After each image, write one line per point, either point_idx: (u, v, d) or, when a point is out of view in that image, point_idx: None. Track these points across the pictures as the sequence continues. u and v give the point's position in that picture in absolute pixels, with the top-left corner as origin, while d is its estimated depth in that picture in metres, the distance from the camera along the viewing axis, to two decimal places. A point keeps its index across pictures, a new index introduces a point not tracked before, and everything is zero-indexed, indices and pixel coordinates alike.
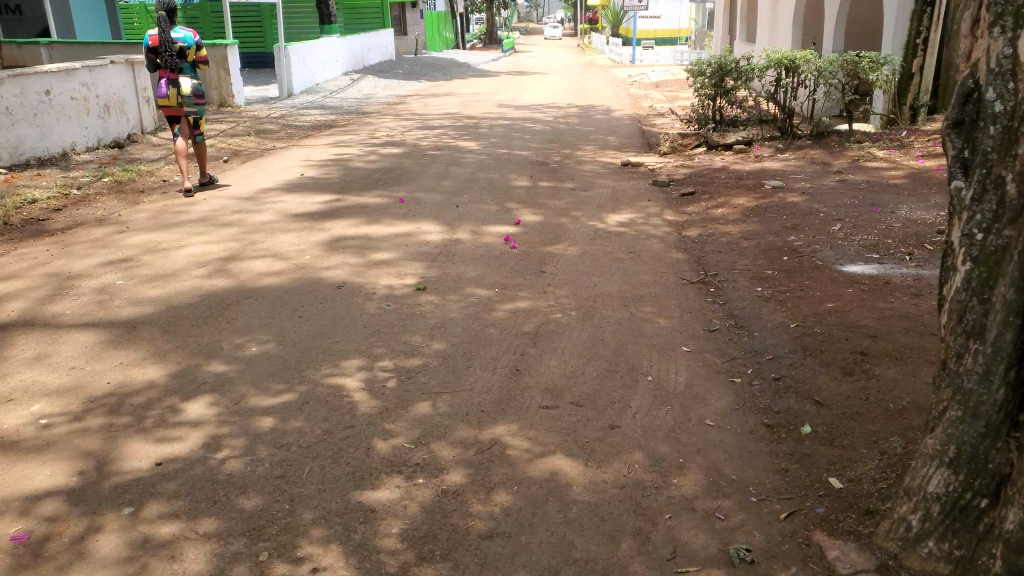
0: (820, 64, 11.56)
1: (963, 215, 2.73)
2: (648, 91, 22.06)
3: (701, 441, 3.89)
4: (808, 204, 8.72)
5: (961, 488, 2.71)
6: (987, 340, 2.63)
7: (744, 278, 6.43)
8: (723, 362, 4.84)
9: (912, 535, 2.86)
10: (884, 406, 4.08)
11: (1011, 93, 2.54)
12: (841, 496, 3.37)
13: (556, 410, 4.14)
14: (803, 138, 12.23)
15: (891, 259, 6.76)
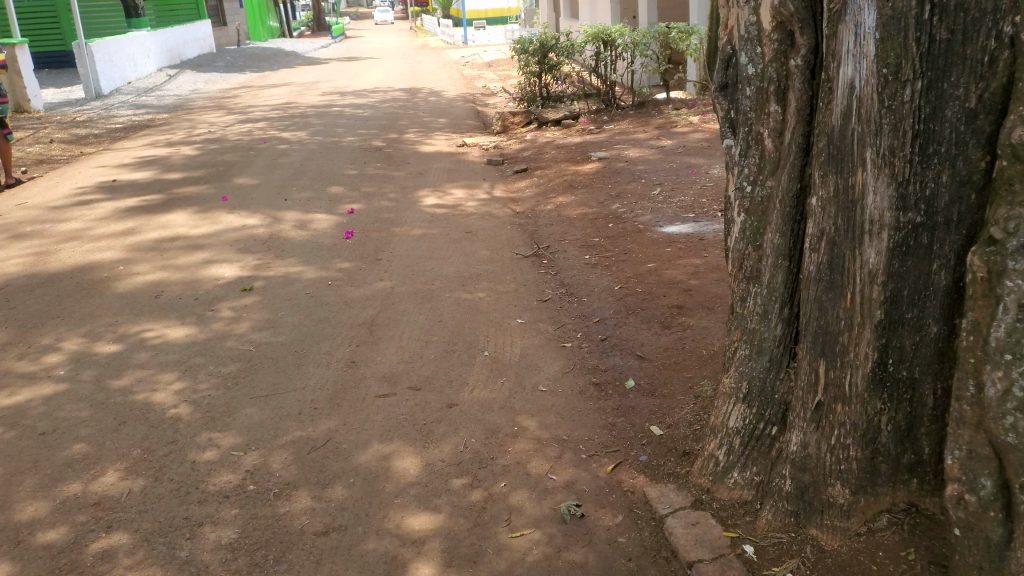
0: (635, 37, 12.02)
1: (734, 170, 2.96)
2: (482, 71, 22.22)
3: (534, 407, 4.03)
4: (631, 172, 9.14)
5: (755, 420, 2.95)
6: (762, 283, 2.87)
7: (574, 248, 6.67)
8: (554, 330, 5.01)
9: (720, 469, 3.09)
10: (697, 354, 4.39)
11: (759, 58, 2.74)
12: (661, 443, 3.60)
13: (392, 397, 4.14)
14: (625, 109, 12.75)
15: (705, 217, 7.21)
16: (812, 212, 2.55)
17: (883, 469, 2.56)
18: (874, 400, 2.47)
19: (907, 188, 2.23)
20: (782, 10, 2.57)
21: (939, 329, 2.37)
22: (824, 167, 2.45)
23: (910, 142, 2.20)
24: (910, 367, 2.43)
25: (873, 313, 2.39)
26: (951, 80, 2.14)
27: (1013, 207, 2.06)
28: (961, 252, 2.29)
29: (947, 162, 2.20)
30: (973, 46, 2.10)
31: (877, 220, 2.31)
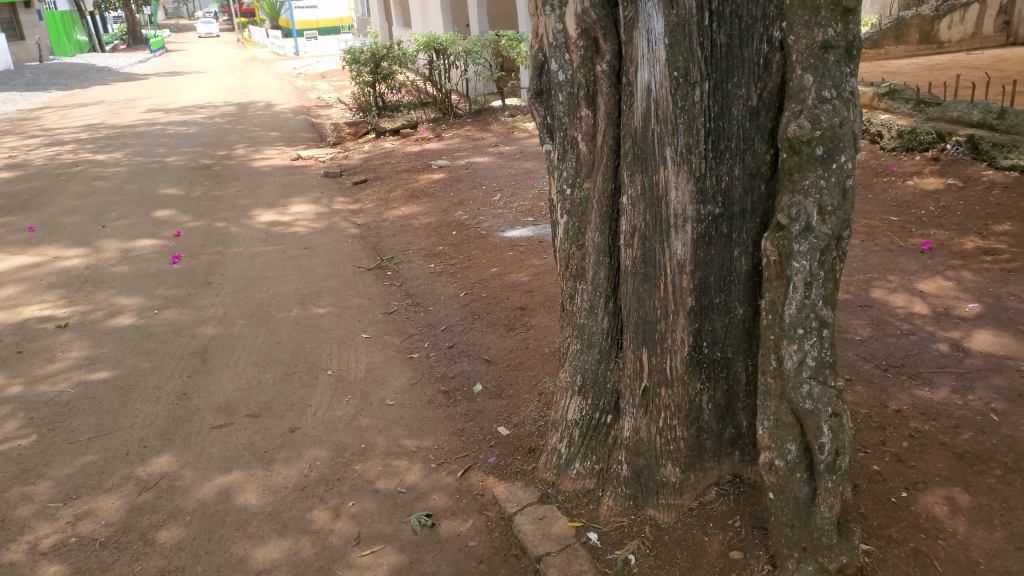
0: (466, 45, 12.11)
1: (554, 174, 3.02)
2: (316, 83, 21.66)
3: (382, 422, 3.97)
4: (471, 179, 9.23)
5: (591, 411, 3.05)
6: (588, 280, 2.97)
7: (418, 257, 6.64)
8: (401, 341, 4.97)
9: (563, 462, 3.16)
10: (541, 352, 4.51)
11: (568, 65, 2.80)
12: (508, 443, 3.64)
13: (229, 427, 3.95)
14: (463, 117, 12.87)
15: (544, 219, 7.41)
16: (625, 209, 2.64)
17: (708, 445, 2.77)
18: (693, 381, 2.65)
19: (704, 182, 2.41)
20: (585, 18, 2.61)
21: (744, 311, 2.60)
22: (632, 167, 2.54)
23: (703, 139, 2.37)
24: (724, 348, 2.64)
25: (685, 301, 2.55)
26: (733, 82, 2.33)
27: (794, 195, 2.27)
28: (757, 239, 2.51)
29: (737, 156, 2.40)
30: (749, 50, 2.30)
31: (681, 214, 2.45)
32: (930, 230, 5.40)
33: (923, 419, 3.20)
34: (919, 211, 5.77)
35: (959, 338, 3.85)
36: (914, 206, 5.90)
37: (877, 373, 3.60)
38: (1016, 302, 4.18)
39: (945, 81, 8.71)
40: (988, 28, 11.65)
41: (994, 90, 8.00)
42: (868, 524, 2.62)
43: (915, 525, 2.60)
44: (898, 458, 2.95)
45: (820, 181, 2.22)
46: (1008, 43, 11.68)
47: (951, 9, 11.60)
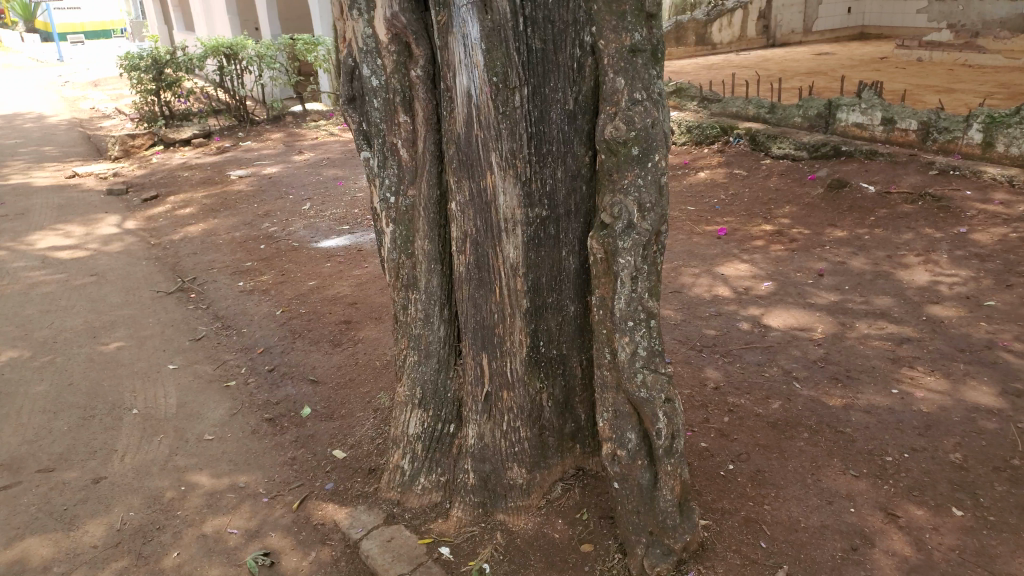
0: (259, 49, 11.55)
1: (375, 183, 2.89)
2: (87, 92, 19.65)
3: (203, 459, 3.65)
4: (275, 189, 8.79)
5: (433, 422, 2.99)
6: (421, 288, 2.89)
7: (225, 275, 6.21)
8: (214, 369, 4.60)
9: (407, 478, 3.05)
10: (371, 366, 4.37)
11: (381, 70, 2.66)
12: (346, 465, 3.46)
13: (17, 488, 3.46)
14: (261, 124, 12.26)
15: (359, 227, 7.21)
16: (453, 216, 2.58)
17: (551, 443, 2.81)
18: (533, 381, 2.67)
19: (530, 187, 2.42)
20: (396, 23, 2.50)
21: (576, 308, 2.66)
22: (457, 173, 2.49)
23: (526, 144, 2.38)
24: (559, 346, 2.69)
25: (520, 303, 2.56)
26: (550, 86, 2.35)
27: (615, 194, 2.34)
28: (582, 238, 2.58)
29: (559, 159, 2.45)
30: (563, 55, 2.33)
31: (510, 218, 2.45)
32: (723, 217, 5.88)
33: (738, 394, 3.45)
34: (712, 200, 6.27)
35: (759, 315, 4.21)
36: (706, 196, 6.39)
37: (693, 354, 3.84)
38: (801, 278, 4.65)
39: (721, 79, 9.54)
40: (751, 32, 12.94)
41: (763, 87, 8.87)
42: (703, 500, 2.78)
43: (743, 494, 2.80)
44: (722, 433, 3.17)
45: (638, 180, 2.31)
46: (768, 44, 13.05)
47: (720, 13, 12.51)
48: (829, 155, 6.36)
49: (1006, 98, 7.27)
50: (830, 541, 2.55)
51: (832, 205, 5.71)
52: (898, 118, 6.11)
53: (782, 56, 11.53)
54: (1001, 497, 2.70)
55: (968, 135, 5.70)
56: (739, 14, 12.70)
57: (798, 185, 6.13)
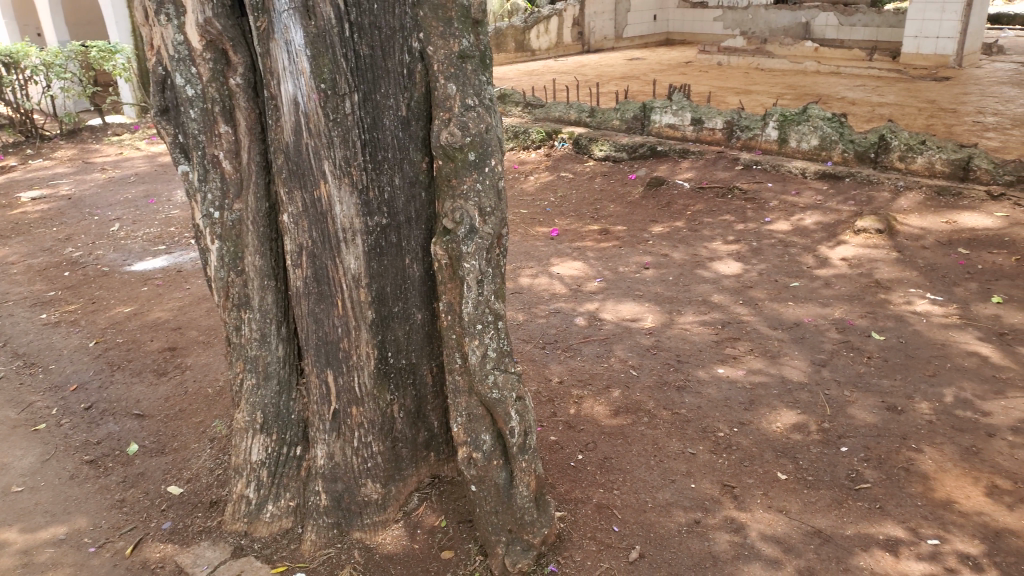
0: (46, 57, 10.48)
1: (196, 198, 2.69)
2: None
3: (13, 515, 3.26)
4: (77, 210, 8.02)
5: (278, 445, 2.84)
6: (254, 307, 2.73)
7: (23, 308, 5.59)
8: (19, 413, 4.12)
9: (253, 508, 2.87)
10: (203, 394, 4.10)
11: (196, 78, 2.49)
12: (183, 502, 3.21)
13: None
14: (54, 139, 11.14)
15: (178, 246, 6.75)
16: (286, 228, 2.47)
17: (404, 453, 2.77)
18: (383, 393, 2.63)
19: (367, 195, 2.39)
20: (210, 28, 2.36)
21: (422, 315, 2.65)
22: (288, 184, 2.39)
23: (360, 152, 2.33)
24: (408, 355, 2.66)
25: (365, 314, 2.51)
26: (381, 93, 2.32)
27: (455, 199, 2.37)
28: (424, 245, 2.57)
29: (395, 166, 2.42)
30: (392, 61, 2.31)
31: (348, 228, 2.40)
32: (554, 218, 6.08)
33: (582, 386, 3.58)
34: (542, 203, 6.46)
35: (595, 310, 4.39)
36: (537, 198, 6.58)
37: (537, 352, 3.94)
38: (630, 272, 4.91)
39: (542, 84, 9.85)
40: (567, 38, 13.47)
41: (582, 92, 9.27)
42: (557, 492, 2.85)
43: (594, 482, 2.90)
44: (569, 425, 3.27)
45: (478, 185, 2.36)
46: (584, 50, 13.65)
47: (537, 20, 12.92)
48: (646, 155, 6.77)
49: (793, 99, 8.08)
50: (676, 517, 2.71)
51: (653, 201, 6.07)
52: (705, 118, 6.61)
53: (597, 62, 12.09)
54: (816, 458, 3.00)
55: (765, 133, 6.27)
56: (555, 21, 13.18)
57: (621, 184, 6.47)
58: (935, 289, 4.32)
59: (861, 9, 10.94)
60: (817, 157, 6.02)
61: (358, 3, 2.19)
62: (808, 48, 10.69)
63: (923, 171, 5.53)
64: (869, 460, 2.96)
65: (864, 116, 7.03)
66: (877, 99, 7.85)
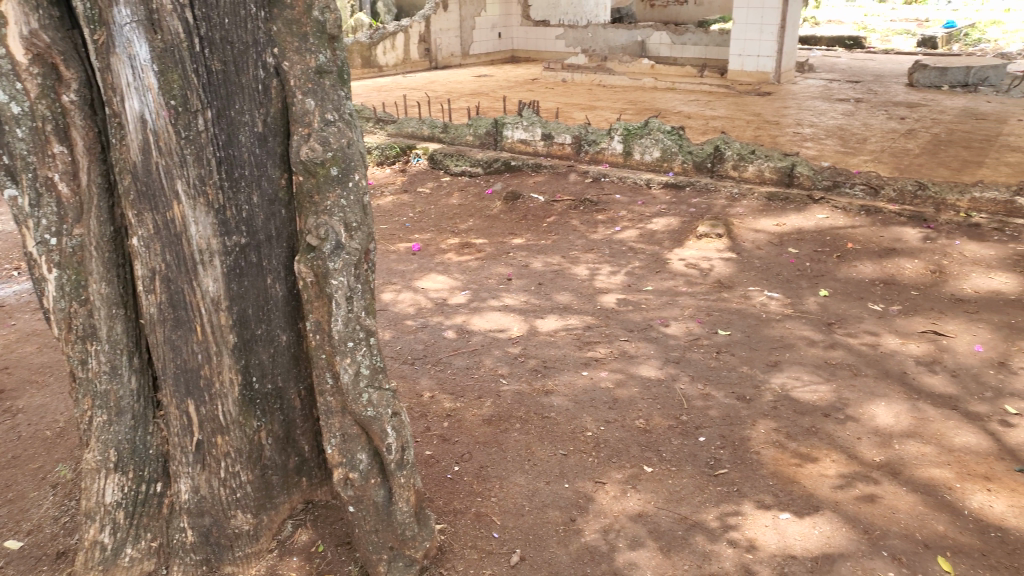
0: None
1: (26, 224, 2.46)
2: None
3: None
4: None
5: (136, 484, 2.63)
6: (102, 338, 2.53)
7: None
8: None
9: (110, 553, 2.64)
10: (41, 437, 3.76)
11: (22, 94, 2.28)
12: (26, 556, 2.92)
13: None
14: None
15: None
16: (136, 252, 2.33)
17: (275, 481, 2.67)
18: (250, 420, 2.53)
19: (224, 214, 2.31)
20: (37, 41, 2.20)
21: (288, 337, 2.58)
22: (136, 206, 2.26)
23: (215, 169, 2.25)
24: (273, 379, 2.58)
25: (227, 338, 2.42)
26: (236, 109, 2.25)
27: (319, 216, 2.36)
28: (287, 264, 2.50)
29: (253, 184, 2.35)
30: (246, 77, 2.25)
31: (206, 249, 2.30)
32: (414, 233, 6.08)
33: (453, 398, 3.61)
34: (401, 218, 6.44)
35: (461, 322, 4.43)
36: (395, 214, 6.55)
37: (406, 367, 3.92)
38: (492, 283, 5.00)
39: (392, 100, 9.84)
40: (415, 54, 13.52)
41: (434, 107, 9.34)
42: (436, 505, 2.85)
43: (471, 492, 2.93)
44: (444, 438, 3.28)
45: (342, 200, 2.37)
46: (432, 67, 13.76)
47: (383, 37, 12.90)
48: (500, 169, 6.92)
49: (635, 114, 8.53)
50: (552, 517, 2.78)
51: (510, 214, 6.20)
52: (554, 134, 6.85)
53: (447, 78, 12.20)
54: (678, 449, 3.18)
55: (611, 146, 6.59)
56: (401, 38, 13.20)
57: (478, 199, 6.57)
58: (771, 286, 4.70)
59: (690, 29, 11.75)
60: (660, 168, 6.39)
61: (208, 18, 2.13)
62: (645, 65, 11.33)
63: (754, 178, 6.01)
64: (724, 447, 3.17)
65: (700, 129, 7.54)
66: (710, 112, 8.44)
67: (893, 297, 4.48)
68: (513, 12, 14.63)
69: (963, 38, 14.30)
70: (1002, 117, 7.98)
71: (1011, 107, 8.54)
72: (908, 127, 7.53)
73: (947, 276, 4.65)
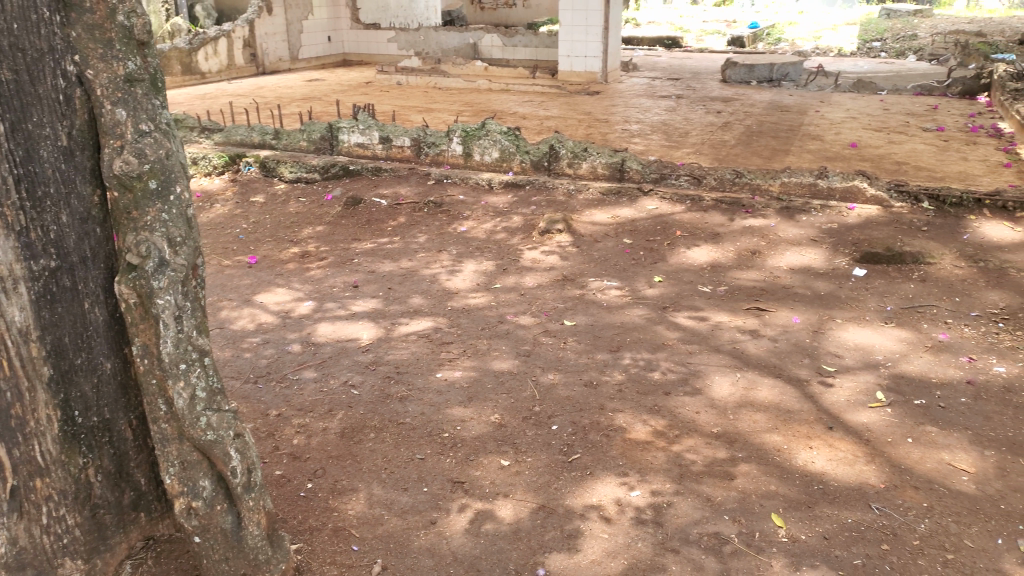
0: None
1: None
2: None
3: None
4: None
5: None
6: None
7: None
8: None
9: None
10: None
11: None
12: None
13: None
14: None
15: None
16: None
17: (109, 520, 2.47)
18: (75, 458, 2.33)
19: (28, 237, 2.11)
20: None
21: (112, 364, 2.39)
22: None
23: (14, 188, 2.05)
24: (99, 411, 2.39)
25: (41, 371, 2.20)
26: (34, 121, 2.07)
27: (139, 232, 2.21)
28: (106, 286, 2.32)
29: (60, 202, 2.17)
30: (44, 86, 2.07)
31: (8, 275, 2.09)
32: (250, 246, 5.82)
33: (302, 414, 3.49)
34: (235, 230, 6.13)
35: (307, 334, 4.30)
36: (228, 226, 6.23)
37: (250, 387, 3.75)
38: (338, 292, 4.88)
39: (218, 108, 9.37)
40: (239, 60, 12.92)
41: (263, 114, 8.98)
42: (290, 525, 2.75)
43: (327, 507, 2.85)
44: (294, 456, 3.17)
45: (163, 215, 2.24)
46: (258, 72, 13.20)
47: (203, 42, 12.22)
48: (338, 175, 6.78)
49: (471, 115, 8.62)
50: (411, 523, 2.77)
51: (352, 220, 6.08)
52: (393, 137, 6.83)
53: (275, 84, 11.76)
54: (532, 440, 3.25)
55: (450, 148, 6.64)
56: (223, 43, 12.57)
57: (317, 206, 6.39)
58: (611, 275, 4.91)
59: (520, 32, 12.06)
60: (500, 168, 6.52)
61: None
62: (478, 67, 11.48)
63: (588, 175, 6.26)
64: (576, 433, 3.28)
65: (535, 129, 7.76)
66: (543, 113, 8.70)
67: (720, 278, 4.82)
68: (341, 16, 14.40)
69: (766, 37, 15.58)
70: (802, 109, 8.78)
71: (809, 100, 9.41)
72: (724, 120, 8.11)
73: (765, 256, 5.06)
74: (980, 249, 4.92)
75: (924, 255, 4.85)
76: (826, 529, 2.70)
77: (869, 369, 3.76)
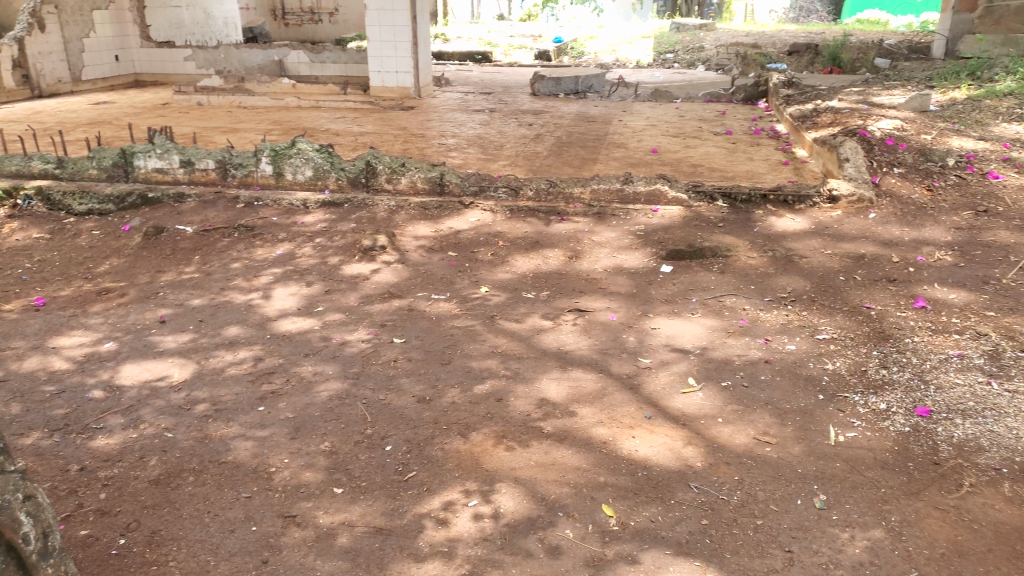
0: None
1: None
2: None
3: None
4: None
5: None
6: None
7: None
8: None
9: None
10: None
11: None
12: None
13: None
14: None
15: None
16: None
17: None
18: None
19: None
20: None
21: None
22: None
23: None
24: None
25: None
26: None
27: None
28: None
29: None
30: None
31: None
32: (37, 286, 5.26)
33: (108, 465, 3.20)
34: (16, 270, 5.51)
35: (110, 378, 3.95)
36: (7, 266, 5.59)
37: (44, 443, 3.38)
38: (143, 329, 4.53)
39: None
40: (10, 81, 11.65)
41: (43, 141, 8.18)
42: None
43: (144, 563, 2.63)
44: (102, 512, 2.90)
45: None
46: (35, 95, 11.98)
47: None
48: (136, 203, 6.33)
49: (281, 134, 8.34)
50: (241, 565, 2.62)
51: (155, 250, 5.67)
52: (195, 160, 6.49)
53: (56, 108, 10.78)
54: (365, 463, 3.18)
55: (260, 168, 6.42)
56: None
57: (113, 237, 5.90)
58: (437, 289, 4.92)
59: (327, 48, 11.87)
60: (315, 187, 6.37)
61: None
62: (285, 84, 11.15)
63: (407, 190, 6.26)
64: (410, 451, 3.25)
65: (350, 146, 7.64)
66: (357, 129, 8.58)
67: (542, 284, 4.97)
68: (129, 33, 13.49)
69: (570, 51, 16.32)
70: (607, 119, 9.28)
71: (612, 110, 9.97)
72: (535, 132, 8.41)
73: (583, 259, 5.29)
74: (769, 240, 5.43)
75: (722, 248, 5.29)
76: (651, 512, 2.86)
77: (681, 357, 4.03)
